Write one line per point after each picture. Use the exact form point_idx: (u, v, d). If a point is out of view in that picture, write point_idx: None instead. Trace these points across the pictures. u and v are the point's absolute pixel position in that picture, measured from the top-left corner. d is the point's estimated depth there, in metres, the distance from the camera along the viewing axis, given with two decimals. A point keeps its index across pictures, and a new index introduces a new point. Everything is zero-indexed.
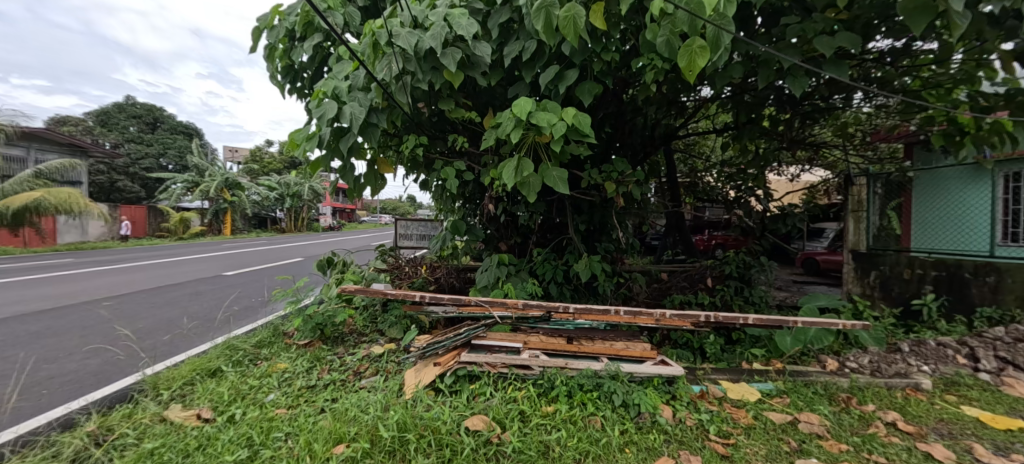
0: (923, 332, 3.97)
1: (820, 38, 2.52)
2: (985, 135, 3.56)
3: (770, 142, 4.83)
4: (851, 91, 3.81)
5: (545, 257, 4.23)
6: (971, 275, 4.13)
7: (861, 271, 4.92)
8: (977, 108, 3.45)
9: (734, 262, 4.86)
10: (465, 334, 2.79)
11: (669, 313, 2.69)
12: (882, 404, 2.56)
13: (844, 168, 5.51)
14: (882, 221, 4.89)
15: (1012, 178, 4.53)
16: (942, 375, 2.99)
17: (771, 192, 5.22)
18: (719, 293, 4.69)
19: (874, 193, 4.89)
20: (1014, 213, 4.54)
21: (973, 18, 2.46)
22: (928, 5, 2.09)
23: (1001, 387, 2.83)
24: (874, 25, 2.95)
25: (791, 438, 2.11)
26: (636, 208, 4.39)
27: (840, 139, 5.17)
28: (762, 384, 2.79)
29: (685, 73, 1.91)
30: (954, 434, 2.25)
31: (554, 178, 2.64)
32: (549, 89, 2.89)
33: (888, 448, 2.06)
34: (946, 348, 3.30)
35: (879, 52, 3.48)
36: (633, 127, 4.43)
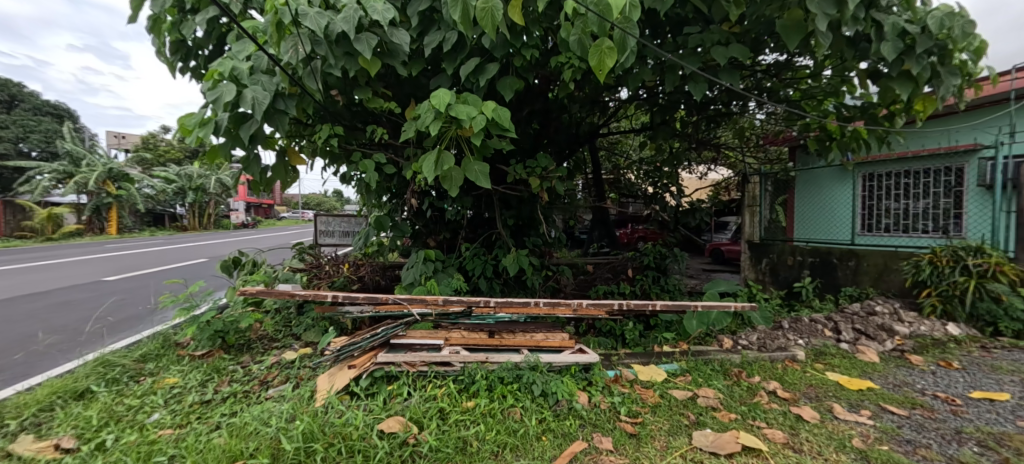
0: (801, 310, 4.57)
1: (717, 48, 2.78)
2: (848, 141, 4.16)
3: (681, 143, 5.23)
4: (746, 98, 4.25)
5: (473, 252, 4.21)
6: (837, 260, 4.88)
7: (755, 260, 5.83)
8: (841, 118, 4.02)
9: (650, 253, 5.23)
10: (383, 333, 2.68)
11: (585, 303, 2.79)
12: (766, 375, 2.91)
13: (743, 167, 6.16)
14: (772, 215, 5.76)
15: (869, 178, 5.22)
16: (814, 347, 3.46)
17: (683, 189, 5.67)
18: (638, 283, 5.06)
19: (767, 191, 5.70)
20: (869, 208, 5.23)
21: (833, 40, 2.86)
22: (800, 26, 2.59)
23: (857, 354, 3.35)
24: (762, 40, 3.31)
25: (691, 412, 2.32)
26: (562, 203, 4.57)
27: (738, 142, 5.76)
28: (669, 364, 3.01)
29: (596, 72, 1.96)
30: (819, 397, 2.61)
31: (476, 173, 2.59)
32: (471, 83, 2.86)
33: (769, 413, 2.34)
34: (817, 323, 3.84)
35: (767, 65, 3.93)
36: (559, 124, 4.56)
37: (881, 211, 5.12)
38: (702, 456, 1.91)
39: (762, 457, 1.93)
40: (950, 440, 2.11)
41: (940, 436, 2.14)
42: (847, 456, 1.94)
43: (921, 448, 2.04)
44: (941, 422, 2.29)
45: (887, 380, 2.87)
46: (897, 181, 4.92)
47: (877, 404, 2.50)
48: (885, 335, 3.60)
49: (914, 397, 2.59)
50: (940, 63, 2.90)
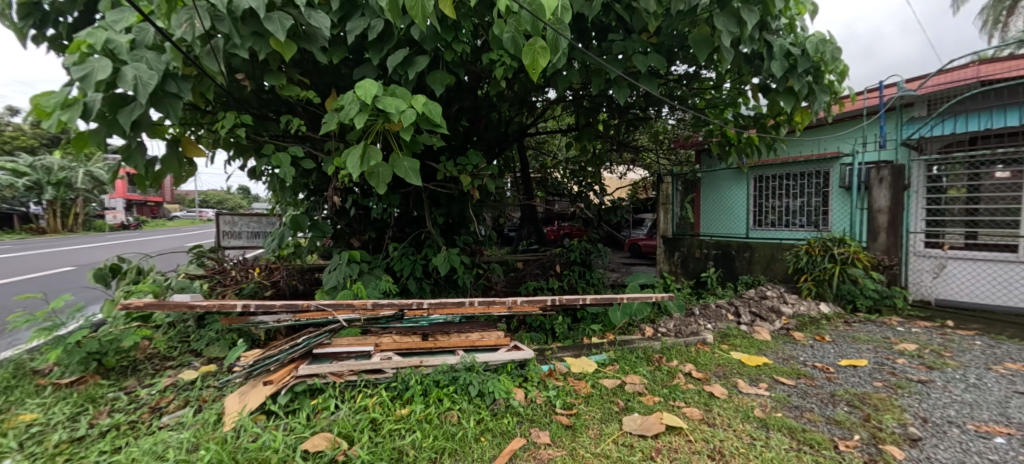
0: (708, 297, 5.05)
1: (637, 56, 2.97)
2: (744, 146, 4.65)
3: (604, 144, 5.50)
4: (661, 104, 4.57)
5: (402, 252, 4.06)
6: (735, 251, 5.58)
7: (669, 253, 6.55)
8: (739, 125, 4.49)
9: (576, 249, 5.44)
10: (304, 343, 2.47)
11: (519, 300, 2.83)
12: (682, 358, 3.16)
13: (657, 168, 6.62)
14: (682, 211, 6.55)
15: (759, 179, 5.83)
16: (720, 330, 3.83)
17: (605, 187, 5.97)
18: (565, 278, 5.25)
19: (677, 190, 6.49)
20: (760, 206, 5.83)
21: (734, 56, 3.17)
22: (707, 41, 2.85)
23: (754, 333, 3.77)
24: (675, 51, 3.57)
25: (620, 399, 2.44)
26: (492, 201, 4.60)
27: (653, 144, 6.18)
28: (598, 355, 3.14)
29: (529, 71, 1.97)
30: (727, 374, 2.89)
31: (405, 169, 2.46)
32: (398, 74, 2.74)
33: (686, 393, 2.54)
34: (722, 308, 4.26)
35: (679, 75, 4.26)
36: (488, 121, 4.55)
37: (769, 208, 5.74)
38: (632, 440, 2.02)
39: (684, 434, 2.08)
40: (828, 403, 2.45)
41: (820, 400, 2.48)
42: (751, 425, 2.18)
43: (806, 411, 2.34)
44: (820, 387, 2.66)
45: (777, 355, 3.27)
46: (780, 183, 5.62)
47: (771, 377, 2.84)
48: (775, 316, 4.10)
49: (799, 369, 2.97)
50: (817, 81, 3.36)
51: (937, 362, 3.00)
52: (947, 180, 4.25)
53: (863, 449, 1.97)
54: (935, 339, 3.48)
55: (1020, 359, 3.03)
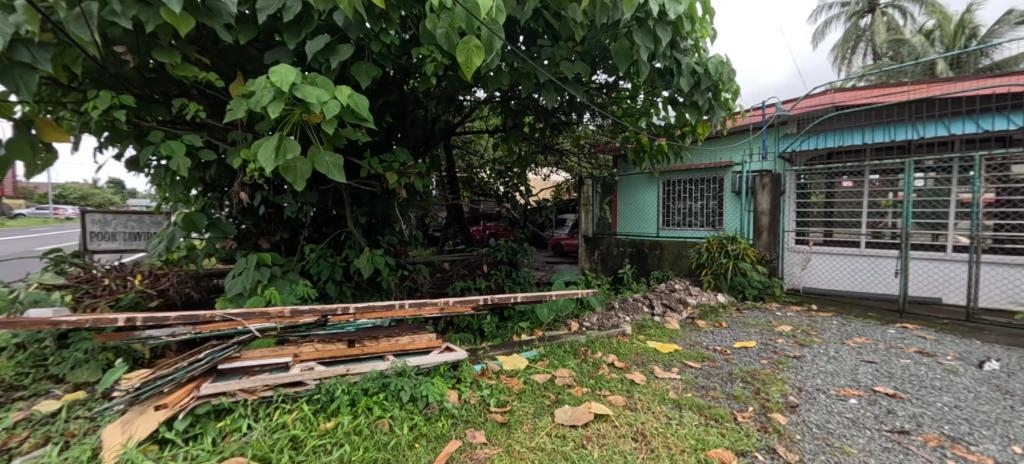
0: (625, 292, 5.41)
1: (564, 62, 3.10)
2: (656, 152, 5.05)
3: (530, 146, 5.63)
4: (583, 110, 4.79)
5: (320, 254, 3.79)
6: (648, 249, 6.06)
7: (590, 251, 7.01)
8: (652, 132, 4.86)
9: (503, 248, 5.53)
10: (206, 359, 2.18)
11: (451, 301, 2.79)
12: (605, 349, 3.35)
13: (579, 171, 6.95)
14: (601, 212, 6.98)
15: (667, 183, 6.39)
16: (637, 322, 4.12)
17: (531, 188, 6.12)
18: (493, 277, 5.31)
19: (597, 192, 6.91)
20: (668, 208, 6.39)
21: (650, 69, 3.43)
22: (627, 53, 3.05)
23: (665, 323, 4.11)
24: (598, 60, 3.77)
25: (551, 392, 2.52)
26: (418, 200, 4.49)
27: (575, 148, 6.47)
28: (528, 352, 3.21)
29: (463, 69, 1.96)
30: (645, 361, 3.12)
31: (326, 165, 2.26)
32: (318, 63, 2.55)
33: (610, 382, 2.70)
34: (638, 301, 4.58)
35: (600, 83, 4.51)
36: (414, 118, 4.43)
37: (676, 210, 6.31)
38: (564, 430, 2.10)
39: (610, 420, 2.21)
40: (728, 381, 2.75)
41: (721, 379, 2.78)
42: (667, 406, 2.37)
43: (711, 390, 2.61)
44: (720, 368, 2.98)
45: (686, 342, 3.60)
46: (685, 187, 6.19)
47: (682, 362, 3.11)
48: (682, 306, 4.52)
49: (703, 352, 3.29)
50: (716, 97, 3.76)
51: (808, 340, 3.52)
52: (810, 187, 4.99)
53: (756, 418, 2.25)
54: (807, 321, 4.08)
55: (867, 334, 3.67)
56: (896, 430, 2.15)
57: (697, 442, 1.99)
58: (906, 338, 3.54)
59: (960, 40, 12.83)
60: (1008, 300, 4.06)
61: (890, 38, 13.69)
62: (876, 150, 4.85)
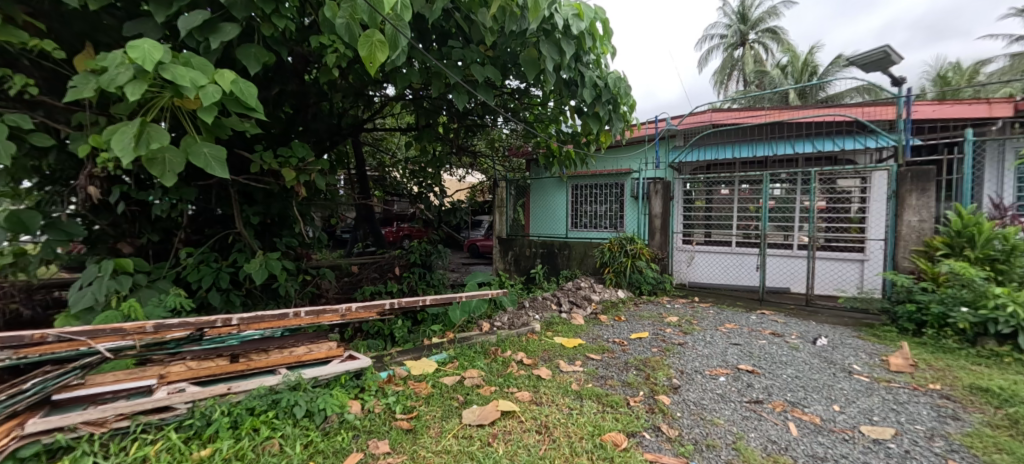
0: (536, 291, 5.61)
1: (475, 66, 3.13)
2: (565, 158, 5.31)
3: (443, 146, 5.56)
4: (496, 114, 4.86)
5: (199, 259, 3.36)
6: (558, 249, 6.35)
7: (504, 252, 7.17)
8: (561, 139, 5.10)
9: (416, 251, 5.41)
10: (35, 389, 1.80)
11: (354, 307, 2.65)
12: (514, 348, 3.44)
13: (494, 173, 7.05)
14: (514, 214, 7.19)
15: (575, 187, 6.75)
16: (546, 319, 4.29)
17: (446, 189, 6.05)
18: (405, 280, 5.17)
19: (510, 194, 7.14)
20: (576, 210, 6.73)
21: (557, 79, 3.61)
22: (535, 62, 3.17)
23: (571, 319, 4.34)
24: (509, 66, 3.87)
25: (460, 394, 2.51)
26: (321, 199, 4.19)
27: (489, 151, 6.54)
28: (438, 355, 3.17)
29: (365, 64, 1.87)
30: (551, 357, 3.27)
31: (204, 157, 1.98)
32: (196, 41, 2.26)
33: (518, 379, 2.78)
34: (546, 300, 4.78)
35: (512, 89, 4.61)
36: (317, 111, 4.13)
37: (583, 212, 6.67)
38: (471, 431, 2.11)
39: (516, 416, 2.27)
40: (623, 369, 2.98)
41: (618, 368, 3.01)
42: (569, 398, 2.51)
43: (608, 379, 2.81)
44: (618, 358, 3.22)
45: (589, 336, 3.83)
46: (590, 191, 6.59)
47: (584, 354, 3.31)
48: (586, 303, 4.81)
49: (604, 345, 3.54)
50: (615, 110, 4.07)
51: (690, 328, 3.96)
52: (694, 193, 5.60)
53: (645, 401, 2.48)
54: (690, 311, 4.60)
55: (736, 321, 4.24)
56: (754, 401, 2.52)
57: (595, 429, 2.14)
58: (764, 323, 4.16)
59: (805, 75, 15.48)
60: (834, 288, 4.97)
61: (757, 69, 16.03)
62: (743, 165, 5.67)
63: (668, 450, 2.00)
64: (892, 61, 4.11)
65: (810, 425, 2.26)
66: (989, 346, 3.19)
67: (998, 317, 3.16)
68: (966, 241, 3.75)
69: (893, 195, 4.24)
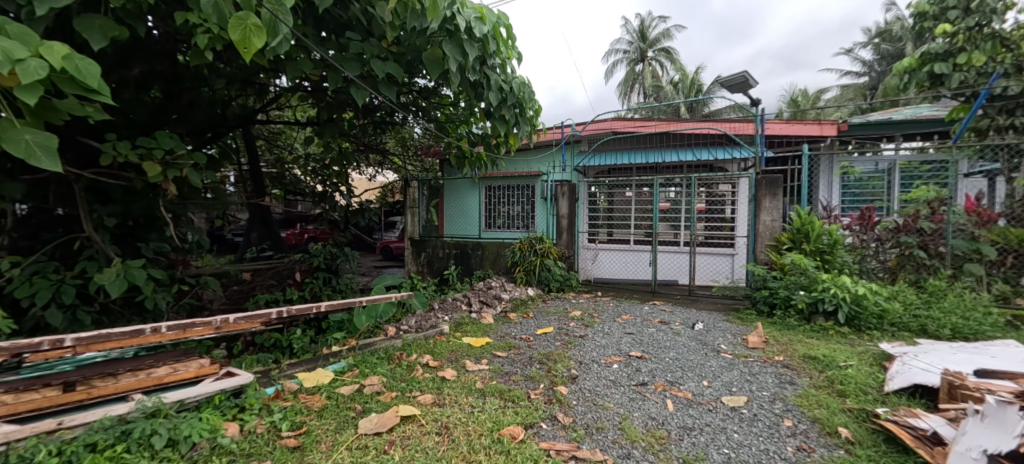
0: (448, 292, 5.56)
1: (375, 61, 3.01)
2: (476, 160, 5.34)
3: (349, 143, 5.25)
4: (404, 112, 4.73)
5: (32, 270, 2.78)
6: (471, 250, 6.36)
7: (416, 254, 6.97)
8: (471, 141, 5.11)
9: (321, 254, 5.07)
10: None
11: (231, 318, 2.42)
12: (420, 351, 3.37)
13: (406, 173, 6.86)
14: (427, 215, 7.03)
15: (488, 189, 6.74)
16: (455, 320, 4.27)
17: (352, 188, 5.73)
18: (305, 286, 4.79)
19: (423, 195, 6.90)
20: (490, 210, 6.77)
21: (463, 80, 3.60)
22: (438, 61, 3.14)
23: (481, 319, 4.37)
24: (415, 64, 3.79)
25: (358, 403, 2.40)
26: (201, 198, 3.72)
27: (400, 149, 6.33)
28: (335, 364, 3.00)
29: (238, 48, 1.72)
30: (458, 357, 3.26)
31: (24, 145, 1.57)
32: (18, 7, 1.87)
33: (421, 382, 2.73)
34: (457, 300, 4.76)
35: (420, 87, 4.49)
36: (195, 98, 3.67)
37: (498, 213, 6.70)
38: (367, 440, 2.03)
39: (417, 420, 2.23)
40: (527, 364, 3.08)
41: (522, 363, 3.11)
42: (473, 396, 2.52)
43: (512, 375, 2.88)
44: (523, 354, 3.32)
45: (497, 334, 3.90)
46: (504, 192, 6.63)
47: (491, 353, 3.36)
48: (496, 301, 4.88)
49: (511, 342, 3.62)
50: (521, 113, 4.21)
51: (591, 321, 4.22)
52: (597, 194, 5.99)
53: (545, 393, 2.60)
54: (592, 305, 4.91)
55: (631, 312, 4.62)
56: (640, 383, 2.77)
57: (493, 424, 2.18)
58: (654, 312, 4.60)
59: (693, 92, 17.34)
60: (711, 279, 5.65)
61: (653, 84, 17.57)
62: (638, 170, 6.20)
63: (562, 437, 2.12)
64: (750, 85, 4.78)
65: (683, 400, 2.56)
66: (819, 321, 3.88)
67: (825, 297, 3.87)
68: (804, 236, 4.51)
69: (754, 198, 4.93)
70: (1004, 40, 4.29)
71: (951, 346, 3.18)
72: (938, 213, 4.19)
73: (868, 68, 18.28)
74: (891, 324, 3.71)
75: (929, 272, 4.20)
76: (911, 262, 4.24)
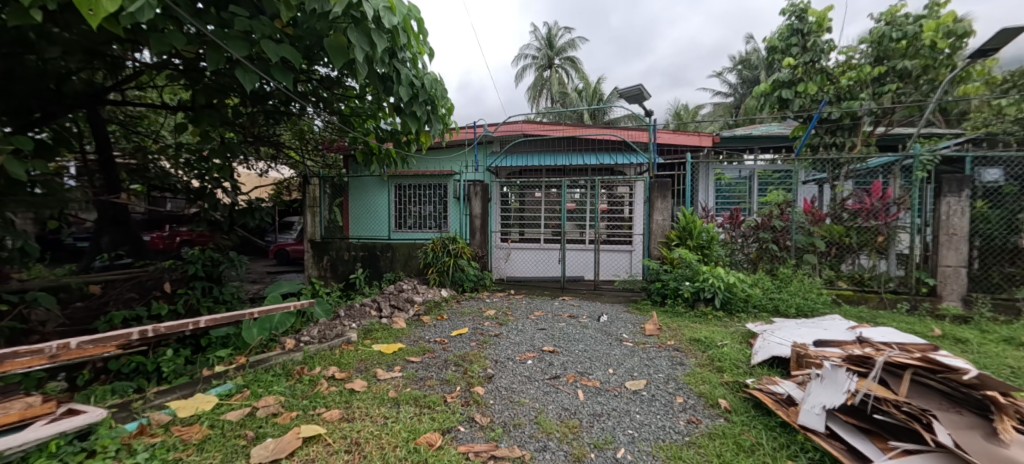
0: (355, 297, 5.21)
1: (267, 42, 2.69)
2: (385, 157, 5.08)
3: (233, 133, 4.62)
4: (302, 102, 4.31)
5: None
6: (380, 252, 6.02)
7: (317, 258, 6.36)
8: (379, 138, 4.83)
9: (199, 260, 4.40)
10: None
11: (74, 341, 2.21)
12: (324, 363, 3.10)
13: (303, 170, 6.28)
14: (330, 215, 6.46)
15: (398, 188, 6.50)
16: (364, 327, 4.01)
17: (239, 185, 5.10)
18: (178, 299, 4.12)
19: (325, 193, 6.36)
20: (400, 210, 6.52)
21: (370, 73, 3.38)
22: (342, 50, 2.91)
23: (392, 324, 4.17)
24: (313, 52, 3.48)
25: (249, 429, 2.14)
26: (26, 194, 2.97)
27: (298, 142, 5.74)
28: (220, 387, 2.63)
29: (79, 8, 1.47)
30: (367, 367, 3.07)
31: None
32: None
33: (326, 397, 2.51)
34: (365, 306, 4.48)
35: (321, 75, 4.11)
36: (15, 68, 2.92)
37: (409, 213, 6.46)
38: None
39: (321, 439, 2.06)
40: (442, 367, 3.01)
41: (437, 367, 3.03)
42: (385, 407, 2.40)
43: (427, 380, 2.80)
44: (437, 357, 3.24)
45: (410, 339, 3.75)
46: (415, 191, 6.43)
47: (404, 359, 3.22)
48: (409, 305, 4.68)
49: (424, 346, 3.51)
50: (433, 111, 4.09)
51: (505, 319, 4.28)
52: (509, 195, 6.09)
53: (461, 395, 2.57)
54: (505, 303, 4.99)
55: (542, 308, 4.80)
56: (553, 376, 2.88)
57: (409, 433, 2.11)
58: (563, 307, 4.84)
59: (595, 101, 18.55)
60: (613, 274, 6.11)
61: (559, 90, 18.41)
62: (548, 172, 6.43)
63: (480, 438, 2.12)
64: (644, 97, 5.27)
65: (592, 389, 2.72)
66: (701, 307, 4.43)
67: (706, 286, 4.43)
68: (688, 233, 5.10)
69: (647, 199, 5.44)
70: (829, 74, 5.32)
71: (796, 322, 3.87)
72: (785, 213, 5.06)
73: (732, 90, 21.32)
74: (754, 306, 4.38)
75: (780, 262, 5.05)
76: (767, 255, 5.05)
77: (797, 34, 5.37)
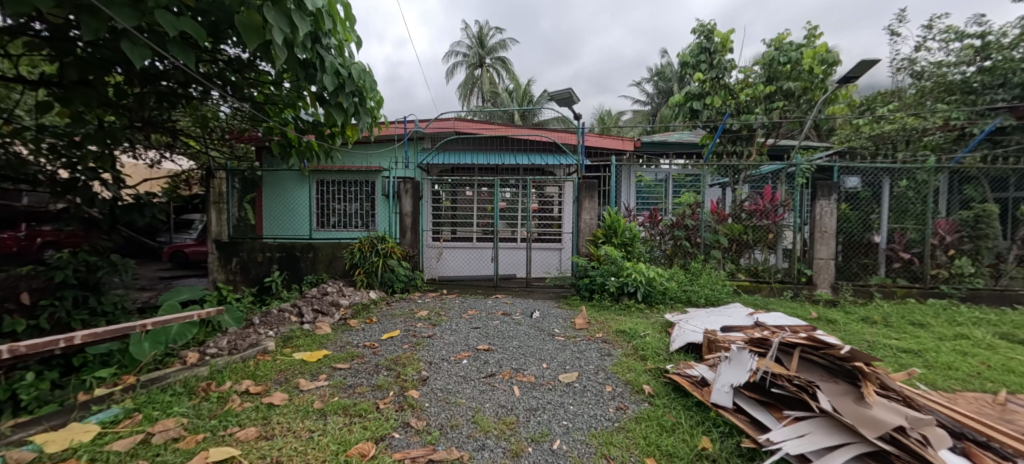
0: (271, 303, 4.77)
1: (162, 13, 2.33)
2: (305, 150, 4.69)
3: (115, 117, 3.97)
4: (205, 86, 3.82)
5: None
6: (299, 252, 5.56)
7: (224, 260, 5.68)
8: (298, 129, 4.45)
9: (69, 265, 3.71)
10: None
11: None
12: (236, 377, 2.79)
13: (205, 161, 5.60)
14: (239, 213, 5.83)
15: (320, 183, 6.07)
16: (283, 335, 3.68)
17: (122, 177, 4.49)
18: (41, 311, 3.44)
19: (233, 188, 5.73)
20: (322, 207, 6.08)
21: (288, 58, 3.10)
22: (255, 29, 2.61)
23: (316, 330, 3.87)
24: (219, 30, 3.11)
25: (143, 459, 1.86)
26: None
27: (199, 131, 5.08)
28: (103, 413, 2.25)
29: None
30: (288, 378, 2.82)
31: None
32: None
33: (241, 414, 2.27)
34: (284, 312, 4.11)
35: (228, 56, 3.68)
36: None
37: (332, 210, 6.07)
38: None
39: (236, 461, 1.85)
40: (373, 373, 2.87)
41: (367, 373, 2.88)
42: (310, 419, 2.22)
43: (358, 387, 2.65)
44: (368, 362, 3.08)
45: (336, 345, 3.51)
46: (338, 188, 6.05)
47: (330, 366, 3.01)
48: (334, 309, 4.38)
49: (353, 351, 3.31)
50: (360, 103, 3.86)
51: (438, 320, 4.19)
52: (440, 193, 5.96)
53: (394, 401, 2.47)
54: (438, 303, 4.89)
55: (475, 307, 4.78)
56: (489, 374, 2.89)
57: (339, 445, 1.98)
58: (497, 305, 4.87)
59: (524, 102, 18.89)
60: (544, 271, 6.23)
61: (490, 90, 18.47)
62: (481, 170, 6.44)
63: (416, 443, 2.05)
64: (573, 101, 5.47)
65: (527, 384, 2.77)
66: (625, 300, 4.74)
67: (629, 281, 4.74)
68: (613, 232, 5.42)
69: (576, 199, 5.66)
70: (730, 90, 5.95)
71: (706, 311, 4.29)
72: (695, 213, 5.57)
73: (648, 99, 22.98)
74: (670, 297, 4.77)
75: (691, 257, 5.56)
76: (681, 251, 5.55)
77: (705, 52, 5.94)
